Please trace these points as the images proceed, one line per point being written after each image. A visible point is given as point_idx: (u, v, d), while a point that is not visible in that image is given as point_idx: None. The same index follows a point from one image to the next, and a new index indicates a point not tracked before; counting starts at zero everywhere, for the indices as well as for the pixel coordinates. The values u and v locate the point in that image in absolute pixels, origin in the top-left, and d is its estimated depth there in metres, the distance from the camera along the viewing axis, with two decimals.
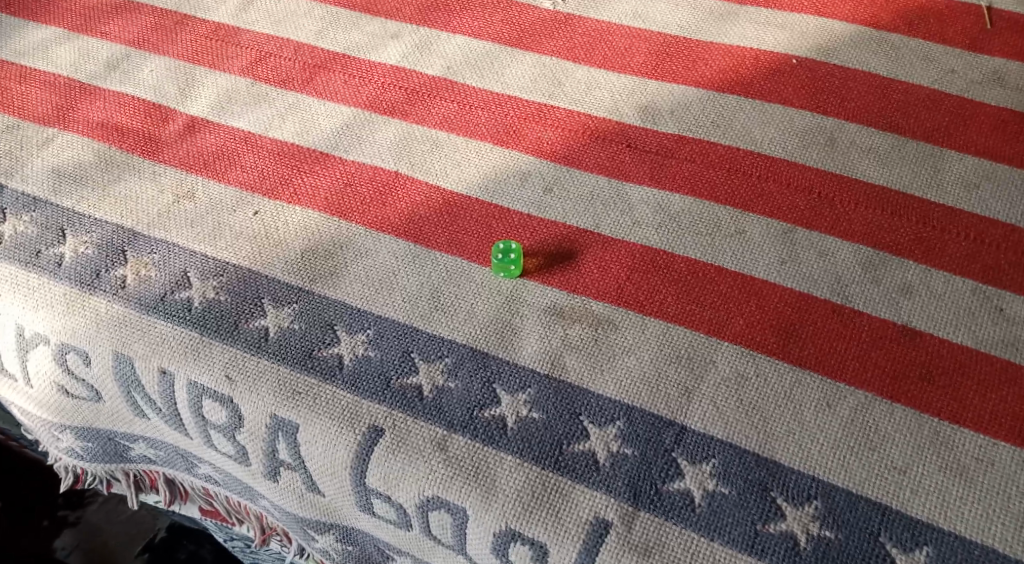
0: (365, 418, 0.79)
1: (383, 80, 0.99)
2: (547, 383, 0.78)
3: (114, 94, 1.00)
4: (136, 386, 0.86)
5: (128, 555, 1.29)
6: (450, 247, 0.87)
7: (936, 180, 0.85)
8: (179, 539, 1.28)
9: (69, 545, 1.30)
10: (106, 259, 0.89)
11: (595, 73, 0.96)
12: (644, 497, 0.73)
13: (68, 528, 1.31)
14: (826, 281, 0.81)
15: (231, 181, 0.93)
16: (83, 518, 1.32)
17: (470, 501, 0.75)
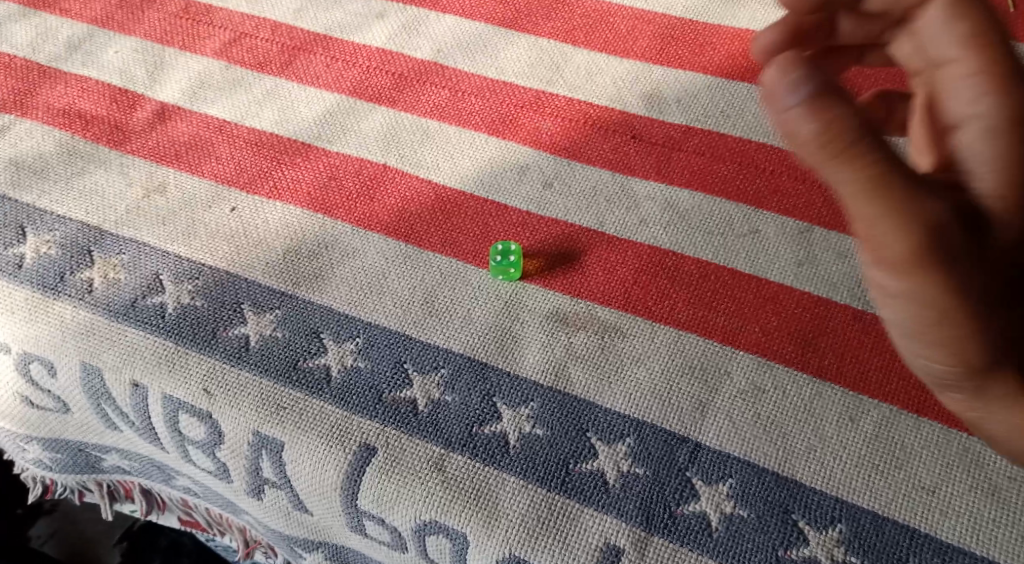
0: (356, 435, 0.73)
1: (368, 63, 0.92)
2: (552, 396, 0.73)
3: (77, 78, 0.92)
4: (106, 399, 0.80)
5: (107, 547, 1.16)
6: (444, 247, 0.81)
7: None
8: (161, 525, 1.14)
9: (43, 533, 1.15)
10: (71, 260, 0.82)
11: (597, 58, 0.90)
12: (657, 521, 0.68)
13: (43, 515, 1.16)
14: (846, 285, 0.76)
15: (205, 173, 0.86)
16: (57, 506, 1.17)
17: (471, 526, 0.70)
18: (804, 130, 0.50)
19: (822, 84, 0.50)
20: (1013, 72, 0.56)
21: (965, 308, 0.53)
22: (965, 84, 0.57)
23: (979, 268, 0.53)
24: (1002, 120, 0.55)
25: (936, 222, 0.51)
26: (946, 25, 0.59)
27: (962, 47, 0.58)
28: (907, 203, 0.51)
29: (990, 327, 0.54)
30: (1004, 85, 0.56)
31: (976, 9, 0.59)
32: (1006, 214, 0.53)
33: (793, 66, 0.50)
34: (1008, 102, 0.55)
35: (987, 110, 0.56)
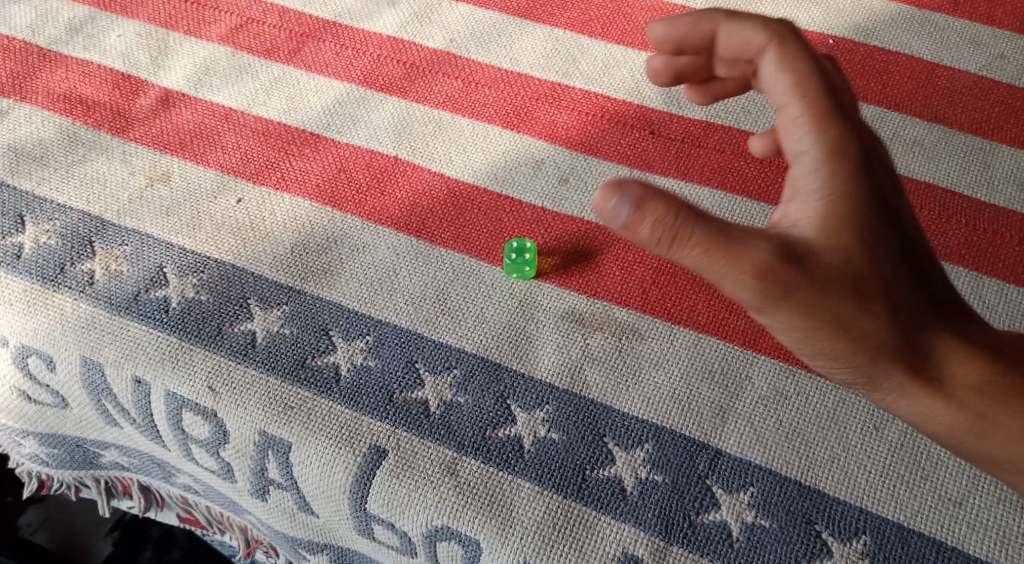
0: (366, 436, 0.71)
1: (378, 52, 0.89)
2: (568, 399, 0.71)
3: (78, 62, 0.89)
4: (107, 395, 0.77)
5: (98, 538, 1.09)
6: (457, 244, 0.79)
7: (986, 178, 0.79)
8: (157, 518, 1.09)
9: (33, 522, 1.08)
10: (72, 251, 0.80)
11: (614, 50, 0.88)
12: (676, 530, 0.67)
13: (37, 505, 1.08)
14: None
15: (211, 163, 0.84)
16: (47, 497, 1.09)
17: (484, 534, 0.68)
18: (642, 235, 0.57)
19: (641, 191, 0.57)
20: (832, 109, 0.62)
21: (826, 321, 0.59)
22: (795, 124, 0.62)
23: (827, 284, 0.58)
24: (821, 156, 0.61)
25: (770, 263, 0.57)
26: (775, 72, 0.64)
27: (793, 93, 0.63)
28: (740, 260, 0.57)
29: (857, 328, 0.59)
30: (823, 123, 0.61)
31: (801, 54, 0.64)
32: (839, 236, 0.59)
33: (613, 193, 0.57)
34: (829, 138, 0.61)
35: (813, 149, 0.61)
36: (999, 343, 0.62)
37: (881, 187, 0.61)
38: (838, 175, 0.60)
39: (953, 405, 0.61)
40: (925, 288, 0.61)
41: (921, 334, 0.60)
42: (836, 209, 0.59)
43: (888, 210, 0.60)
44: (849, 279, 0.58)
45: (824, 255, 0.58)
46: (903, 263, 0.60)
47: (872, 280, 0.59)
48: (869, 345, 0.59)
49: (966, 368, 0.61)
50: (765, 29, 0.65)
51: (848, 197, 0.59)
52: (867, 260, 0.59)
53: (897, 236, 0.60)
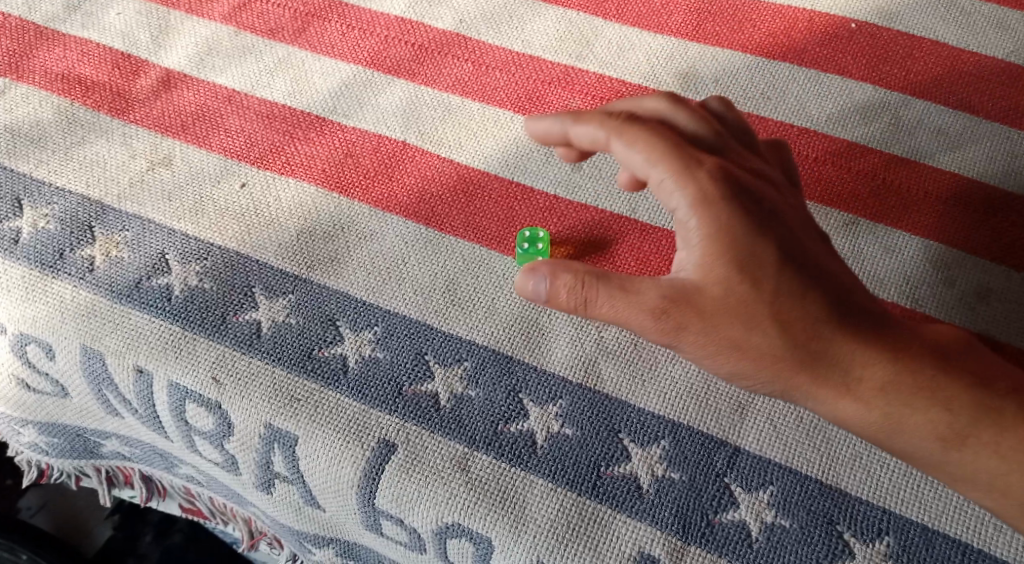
0: (374, 430, 0.69)
1: (386, 32, 0.86)
2: (582, 394, 0.70)
3: (76, 41, 0.86)
4: (108, 385, 0.75)
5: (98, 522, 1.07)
6: (468, 232, 0.77)
7: (1012, 168, 0.77)
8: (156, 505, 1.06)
9: (33, 505, 1.06)
10: (72, 236, 0.78)
11: (628, 33, 0.85)
12: (694, 530, 0.65)
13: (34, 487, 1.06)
14: (894, 282, 0.74)
15: (214, 147, 0.81)
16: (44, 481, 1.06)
17: (496, 532, 0.66)
18: (558, 302, 0.64)
19: (551, 266, 0.64)
20: (691, 159, 0.65)
21: (722, 348, 0.63)
22: (661, 189, 0.65)
23: (714, 313, 0.62)
24: (690, 209, 0.64)
25: (660, 309, 0.62)
26: (624, 154, 0.66)
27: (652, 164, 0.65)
28: (634, 311, 0.63)
29: (753, 347, 0.62)
30: (684, 178, 0.64)
31: (644, 128, 0.66)
32: (715, 271, 0.62)
33: (529, 278, 0.65)
34: (692, 191, 0.64)
35: (682, 206, 0.64)
36: (902, 339, 0.63)
37: (756, 212, 0.64)
38: (708, 224, 0.63)
39: (858, 408, 0.63)
40: (820, 294, 0.63)
41: (820, 341, 0.62)
42: (709, 251, 0.63)
43: (768, 230, 0.64)
44: (735, 307, 0.62)
45: (709, 291, 0.62)
46: (791, 275, 0.63)
47: (758, 303, 0.62)
48: (768, 361, 0.63)
49: (865, 371, 0.62)
50: (605, 124, 0.67)
51: (720, 234, 0.63)
52: (747, 285, 0.62)
53: (779, 250, 0.63)
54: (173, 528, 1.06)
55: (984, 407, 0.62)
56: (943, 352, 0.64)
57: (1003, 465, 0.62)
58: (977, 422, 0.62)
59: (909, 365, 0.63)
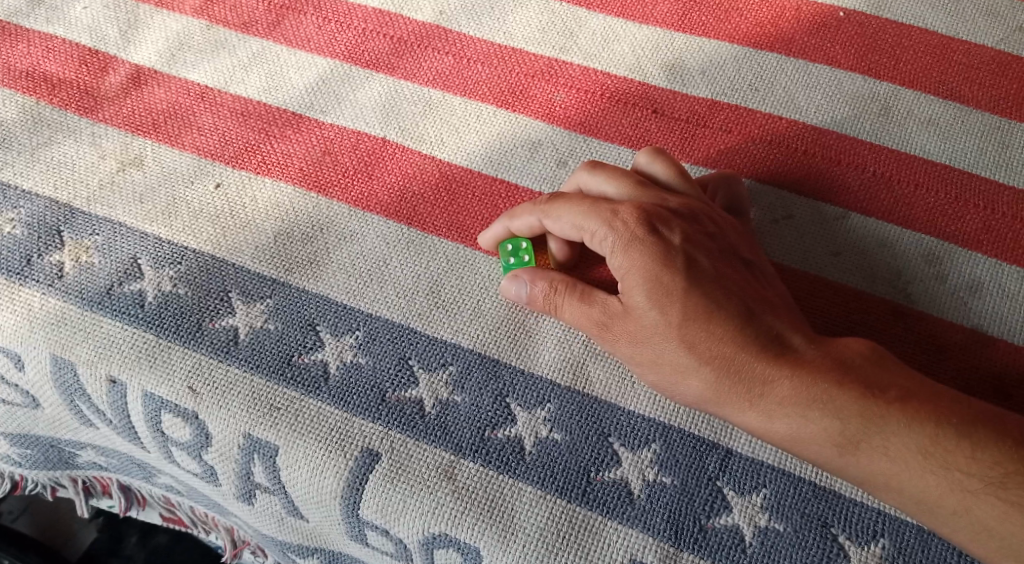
0: (357, 439, 0.67)
1: (364, 25, 0.84)
2: (570, 397, 0.67)
3: (41, 36, 0.83)
4: (80, 395, 0.73)
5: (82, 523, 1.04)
6: (451, 232, 0.75)
7: (1005, 158, 0.75)
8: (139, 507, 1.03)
9: (14, 509, 1.02)
10: (40, 242, 0.75)
11: (613, 23, 0.83)
12: (686, 536, 0.63)
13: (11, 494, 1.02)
14: (885, 276, 0.72)
15: (186, 146, 0.79)
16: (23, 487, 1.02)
17: (484, 541, 0.64)
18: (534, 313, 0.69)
19: (531, 272, 0.69)
20: (610, 206, 0.67)
21: (640, 365, 0.65)
22: (594, 245, 0.67)
23: (634, 332, 0.65)
24: (616, 253, 0.66)
25: (600, 324, 0.66)
26: (554, 228, 0.69)
27: (580, 225, 0.68)
28: (583, 322, 0.67)
29: (666, 364, 0.64)
30: (610, 225, 0.67)
31: (566, 198, 0.69)
32: (633, 298, 0.65)
33: (508, 290, 0.69)
34: (614, 238, 0.66)
35: (609, 253, 0.67)
36: (797, 353, 0.63)
37: (670, 243, 0.66)
38: (631, 261, 0.65)
39: (757, 422, 0.63)
40: (734, 315, 0.64)
41: (722, 359, 0.63)
42: (631, 282, 0.65)
43: (677, 258, 0.65)
44: (648, 330, 0.64)
45: (630, 312, 0.65)
46: (696, 297, 0.64)
47: (666, 326, 0.64)
48: (682, 378, 0.64)
49: (766, 387, 0.63)
50: (533, 207, 0.70)
51: (636, 268, 0.65)
52: (655, 309, 0.64)
53: (687, 276, 0.65)
54: (157, 529, 1.04)
55: (875, 413, 0.61)
56: (838, 364, 0.63)
57: (895, 466, 0.60)
58: (868, 427, 0.61)
59: (801, 379, 0.62)
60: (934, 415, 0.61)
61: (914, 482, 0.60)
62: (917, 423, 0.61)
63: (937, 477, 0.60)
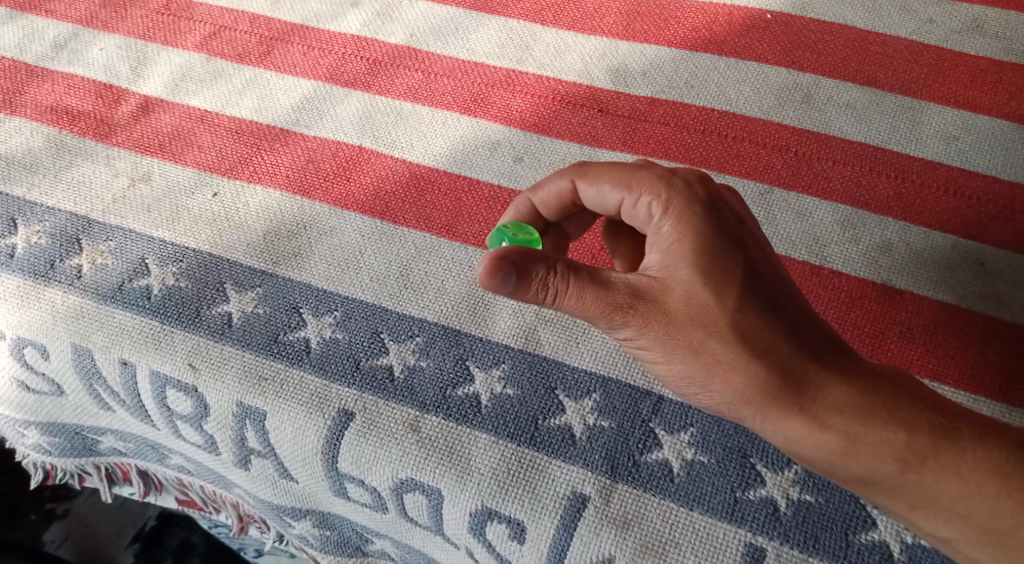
0: (334, 402, 0.76)
1: (343, 50, 0.94)
2: (522, 358, 0.76)
3: (63, 75, 0.95)
4: (98, 379, 0.82)
5: (118, 550, 1.16)
6: (419, 223, 0.84)
7: (915, 134, 0.82)
8: (170, 526, 1.16)
9: (57, 538, 1.14)
10: (61, 248, 0.85)
11: (564, 36, 0.93)
12: (622, 469, 0.71)
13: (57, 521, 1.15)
14: (804, 243, 0.78)
15: (188, 162, 0.89)
16: (70, 511, 1.16)
17: (445, 482, 0.72)
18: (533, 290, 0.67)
19: (518, 256, 0.66)
20: (658, 174, 0.70)
21: (680, 354, 0.67)
22: (636, 208, 0.71)
23: (677, 315, 0.67)
24: (665, 217, 0.69)
25: (626, 304, 0.67)
26: (590, 190, 0.73)
27: (625, 184, 0.71)
28: (602, 304, 0.67)
29: (710, 356, 0.67)
30: (660, 187, 0.70)
31: (603, 165, 0.73)
32: (677, 273, 0.67)
33: (496, 270, 0.66)
34: (665, 202, 0.69)
35: (656, 216, 0.69)
36: (856, 366, 0.67)
37: (722, 219, 0.69)
38: (680, 227, 0.68)
39: (814, 430, 0.66)
40: (783, 317, 0.67)
41: (776, 362, 0.67)
42: (678, 254, 0.68)
43: (733, 242, 0.68)
44: (698, 310, 0.67)
45: (674, 292, 0.67)
46: (749, 288, 0.67)
47: (715, 308, 0.67)
48: (728, 373, 0.67)
49: (824, 397, 0.66)
50: (567, 172, 0.74)
51: (686, 241, 0.68)
52: (706, 292, 0.67)
53: (741, 260, 0.68)
54: (193, 553, 1.14)
55: (945, 432, 0.65)
56: (895, 380, 0.67)
57: (966, 487, 0.64)
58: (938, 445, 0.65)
59: (864, 392, 0.66)
60: (1004, 440, 0.65)
61: (986, 505, 0.64)
62: (988, 446, 0.65)
63: (1012, 503, 0.64)
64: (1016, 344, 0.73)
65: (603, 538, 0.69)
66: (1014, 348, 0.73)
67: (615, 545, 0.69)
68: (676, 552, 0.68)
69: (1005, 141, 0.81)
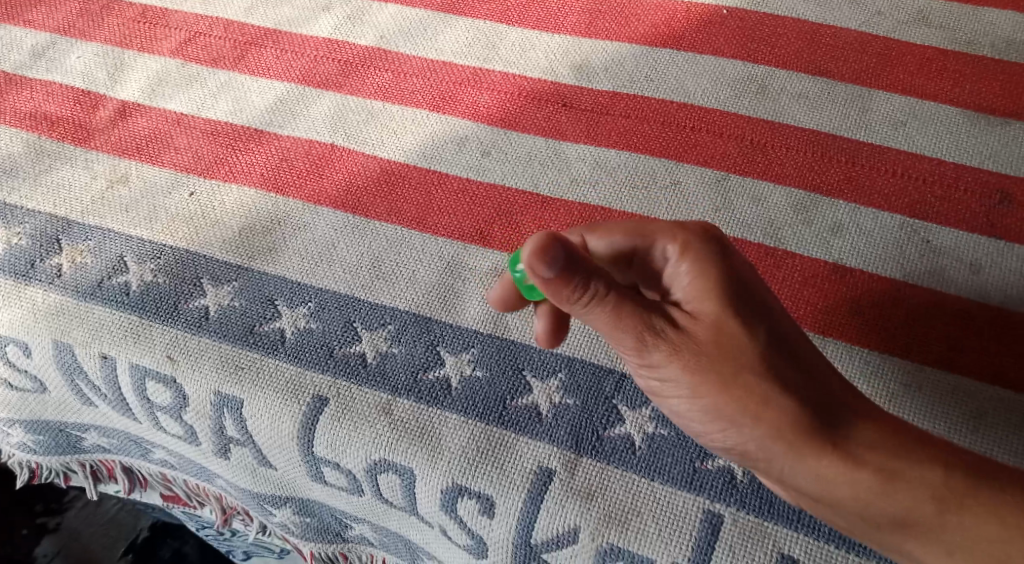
0: (309, 388, 0.78)
1: (315, 52, 0.97)
2: (490, 342, 0.78)
3: (41, 83, 0.97)
4: (79, 374, 0.85)
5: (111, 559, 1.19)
6: (390, 216, 0.86)
7: (865, 121, 0.86)
8: (162, 538, 1.18)
9: (49, 551, 1.19)
10: (41, 249, 0.87)
11: (530, 35, 0.96)
12: (586, 444, 0.74)
13: (48, 535, 1.20)
14: (759, 226, 0.82)
15: (165, 163, 0.92)
16: (62, 524, 1.20)
17: (416, 462, 0.75)
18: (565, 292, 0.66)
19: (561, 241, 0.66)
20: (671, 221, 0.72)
21: (711, 389, 0.67)
22: (654, 251, 0.71)
23: (707, 348, 0.67)
24: (681, 259, 0.70)
25: (654, 330, 0.68)
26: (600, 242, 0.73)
27: (639, 229, 0.72)
28: (631, 325, 0.68)
29: (742, 391, 0.66)
30: (677, 228, 0.71)
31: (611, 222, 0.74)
32: (704, 307, 0.68)
33: (545, 250, 0.64)
34: (682, 243, 0.70)
35: (673, 259, 0.71)
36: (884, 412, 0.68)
37: (737, 262, 0.70)
38: (699, 265, 0.69)
39: (851, 469, 0.66)
40: (809, 361, 0.68)
41: (806, 399, 0.67)
42: (701, 289, 0.69)
43: (754, 284, 0.69)
44: (727, 337, 0.67)
45: (702, 325, 0.68)
46: (774, 328, 0.68)
47: (745, 341, 0.67)
48: (762, 410, 0.66)
49: (858, 438, 0.66)
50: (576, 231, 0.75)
51: (708, 278, 0.69)
52: (737, 329, 0.67)
53: (762, 301, 0.69)
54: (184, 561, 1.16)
55: (978, 476, 0.66)
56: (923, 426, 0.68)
57: (1003, 530, 0.65)
58: (972, 488, 0.66)
59: (895, 434, 0.67)
60: None
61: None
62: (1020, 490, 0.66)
63: None
64: (961, 316, 0.77)
65: (569, 509, 0.72)
66: (959, 320, 0.76)
67: (580, 515, 0.72)
68: (638, 521, 0.71)
69: (950, 126, 0.85)
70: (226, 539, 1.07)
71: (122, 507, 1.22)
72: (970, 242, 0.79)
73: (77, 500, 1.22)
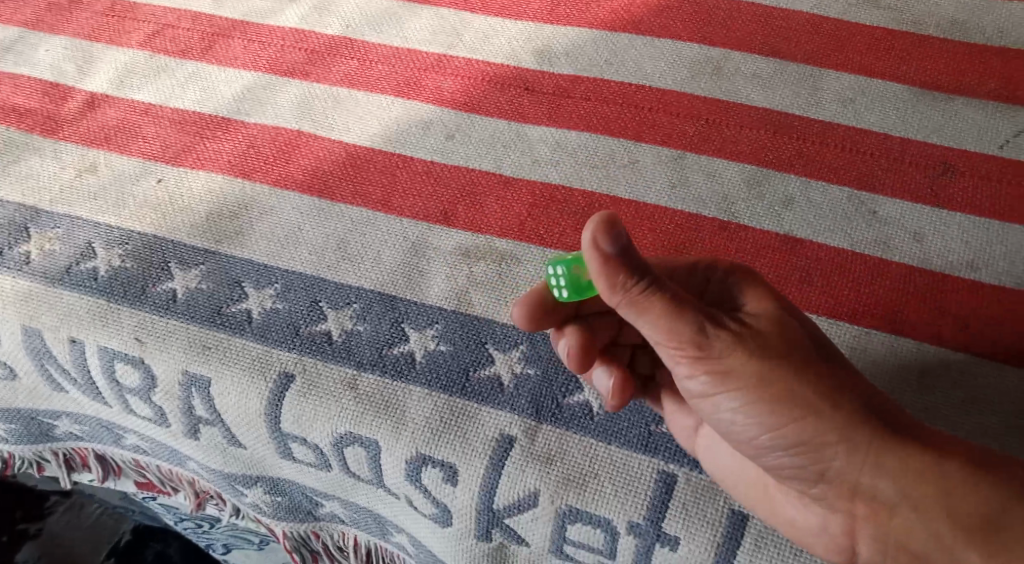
0: (275, 365, 0.80)
1: (282, 42, 0.99)
2: (454, 318, 0.80)
3: (10, 76, 0.99)
4: (49, 358, 0.86)
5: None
6: (355, 198, 0.88)
7: (815, 99, 0.88)
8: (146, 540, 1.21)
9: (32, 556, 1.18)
10: (9, 237, 0.88)
11: (492, 22, 0.98)
12: (546, 411, 0.76)
13: (30, 540, 1.19)
14: (714, 201, 0.84)
15: (133, 152, 0.93)
16: (44, 529, 1.20)
17: (381, 433, 0.77)
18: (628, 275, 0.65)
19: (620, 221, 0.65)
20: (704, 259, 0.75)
21: (781, 379, 0.65)
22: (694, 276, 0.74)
23: (774, 339, 0.67)
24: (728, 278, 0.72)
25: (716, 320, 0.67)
26: None
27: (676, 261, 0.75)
28: (693, 313, 0.66)
29: (814, 380, 0.65)
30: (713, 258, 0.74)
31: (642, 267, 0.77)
32: (761, 311, 0.69)
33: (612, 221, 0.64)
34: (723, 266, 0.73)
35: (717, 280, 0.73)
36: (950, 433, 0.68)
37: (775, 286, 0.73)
38: (748, 279, 0.72)
39: (931, 460, 0.65)
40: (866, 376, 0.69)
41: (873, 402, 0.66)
42: (754, 298, 0.70)
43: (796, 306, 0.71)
44: (790, 332, 0.68)
45: (763, 323, 0.68)
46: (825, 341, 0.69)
47: (804, 339, 0.68)
48: (837, 399, 0.65)
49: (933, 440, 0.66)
50: None
51: (758, 291, 0.71)
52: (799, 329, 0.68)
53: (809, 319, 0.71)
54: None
55: None
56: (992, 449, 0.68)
57: None
58: None
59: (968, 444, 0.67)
60: None
61: None
62: None
63: None
64: (907, 282, 0.79)
65: (529, 474, 0.75)
66: (904, 286, 0.79)
67: (539, 479, 0.74)
68: (595, 483, 0.74)
69: (897, 102, 0.88)
70: (206, 532, 1.08)
71: (105, 512, 1.21)
72: (915, 212, 0.82)
73: (60, 504, 1.21)
